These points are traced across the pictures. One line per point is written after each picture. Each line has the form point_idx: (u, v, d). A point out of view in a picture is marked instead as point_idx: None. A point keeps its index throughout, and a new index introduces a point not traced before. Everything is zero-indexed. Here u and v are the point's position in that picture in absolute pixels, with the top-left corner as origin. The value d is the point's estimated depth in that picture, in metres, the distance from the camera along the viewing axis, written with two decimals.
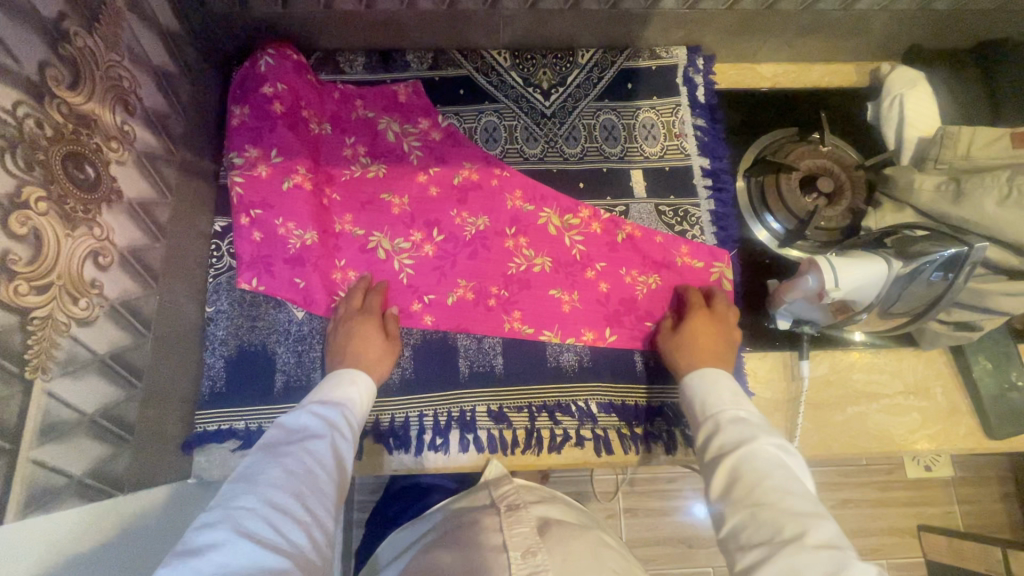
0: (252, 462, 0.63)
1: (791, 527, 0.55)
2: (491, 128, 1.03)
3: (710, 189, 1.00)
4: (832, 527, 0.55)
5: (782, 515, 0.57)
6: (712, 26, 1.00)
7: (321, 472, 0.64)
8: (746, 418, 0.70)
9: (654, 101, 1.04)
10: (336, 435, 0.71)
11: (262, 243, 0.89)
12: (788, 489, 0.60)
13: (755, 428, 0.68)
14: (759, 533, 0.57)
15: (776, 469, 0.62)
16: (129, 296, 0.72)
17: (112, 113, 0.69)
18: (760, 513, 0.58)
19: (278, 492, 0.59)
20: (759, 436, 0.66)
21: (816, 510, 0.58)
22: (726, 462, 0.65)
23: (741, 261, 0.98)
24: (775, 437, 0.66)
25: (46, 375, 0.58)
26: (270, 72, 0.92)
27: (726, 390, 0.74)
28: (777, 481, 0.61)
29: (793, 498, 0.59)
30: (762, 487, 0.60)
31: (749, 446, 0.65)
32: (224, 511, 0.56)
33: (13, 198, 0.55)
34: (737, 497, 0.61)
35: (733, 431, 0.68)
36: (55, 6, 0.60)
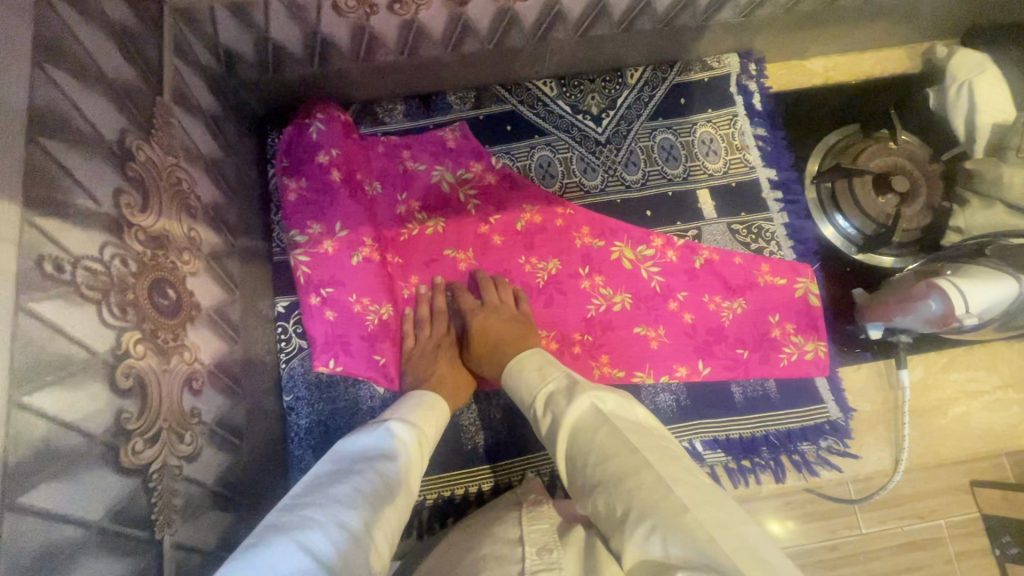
0: (325, 471, 0.55)
1: (618, 501, 0.48)
2: (546, 163, 0.97)
3: (781, 202, 0.97)
4: (642, 464, 0.49)
5: (610, 491, 0.49)
6: (765, 29, 0.95)
7: (389, 490, 0.54)
8: (555, 394, 0.62)
9: (710, 113, 0.99)
10: (410, 463, 0.60)
11: (335, 323, 0.85)
12: (605, 454, 0.52)
13: (562, 399, 0.60)
14: (601, 513, 0.49)
15: (589, 431, 0.55)
16: (221, 411, 0.67)
17: (179, 223, 0.63)
18: (598, 496, 0.50)
19: (346, 503, 0.50)
20: (561, 412, 0.58)
21: (625, 450, 0.51)
22: (559, 451, 0.57)
23: (825, 274, 0.95)
24: (573, 400, 0.59)
25: (172, 527, 0.54)
26: (321, 138, 0.87)
27: (531, 370, 0.67)
28: (596, 441, 0.53)
29: (610, 461, 0.51)
30: (588, 460, 0.53)
31: (565, 423, 0.57)
32: (292, 514, 0.48)
33: (115, 352, 0.49)
34: (580, 485, 0.53)
35: (550, 411, 0.60)
36: (115, 123, 0.54)
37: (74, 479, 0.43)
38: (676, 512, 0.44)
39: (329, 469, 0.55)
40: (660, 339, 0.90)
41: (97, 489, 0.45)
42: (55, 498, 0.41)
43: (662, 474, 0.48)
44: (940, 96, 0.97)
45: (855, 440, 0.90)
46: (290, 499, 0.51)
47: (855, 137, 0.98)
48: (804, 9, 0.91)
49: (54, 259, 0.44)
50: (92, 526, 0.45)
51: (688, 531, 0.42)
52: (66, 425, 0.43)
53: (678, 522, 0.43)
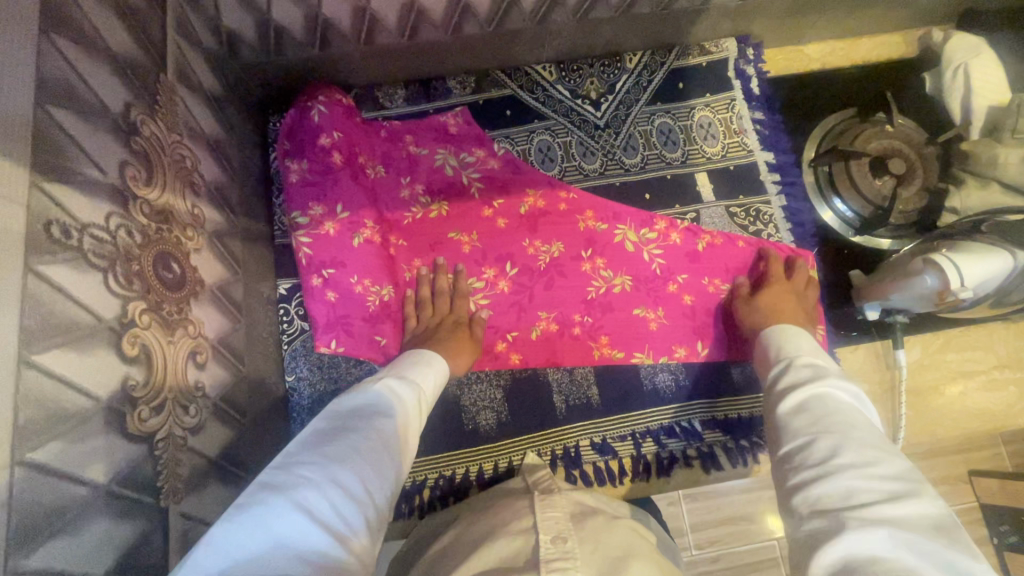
0: (321, 426, 0.55)
1: (854, 451, 0.47)
2: (545, 148, 0.98)
3: (780, 184, 0.97)
4: (904, 469, 0.45)
5: (848, 442, 0.48)
6: (762, 13, 0.96)
7: (388, 446, 0.55)
8: (822, 367, 0.60)
9: (708, 98, 1.00)
10: (404, 420, 0.60)
11: (337, 304, 0.85)
12: (855, 421, 0.51)
13: (830, 372, 0.59)
14: (815, 452, 0.48)
15: (841, 407, 0.53)
16: (225, 387, 0.68)
17: (183, 199, 0.64)
18: (821, 439, 0.49)
19: (344, 463, 0.50)
20: (833, 379, 0.57)
21: (893, 453, 0.47)
22: (788, 397, 0.57)
23: (821, 255, 0.96)
24: (848, 384, 0.56)
25: (177, 496, 0.54)
26: (323, 120, 0.88)
27: (804, 340, 0.66)
28: (844, 415, 0.51)
29: (860, 429, 0.50)
30: (827, 417, 0.51)
31: (822, 383, 0.56)
32: (287, 471, 0.48)
33: (121, 320, 0.50)
34: (796, 426, 0.53)
35: (805, 372, 0.60)
36: (120, 97, 0.55)
37: (83, 440, 0.44)
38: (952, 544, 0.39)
39: (324, 426, 0.55)
40: (659, 321, 0.90)
41: (106, 451, 0.46)
42: (64, 457, 0.42)
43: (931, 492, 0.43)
44: (937, 81, 0.99)
45: None
46: (284, 455, 0.51)
47: (851, 121, 0.99)
48: None
49: (62, 225, 0.44)
50: (100, 488, 0.45)
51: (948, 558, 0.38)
52: (73, 388, 0.43)
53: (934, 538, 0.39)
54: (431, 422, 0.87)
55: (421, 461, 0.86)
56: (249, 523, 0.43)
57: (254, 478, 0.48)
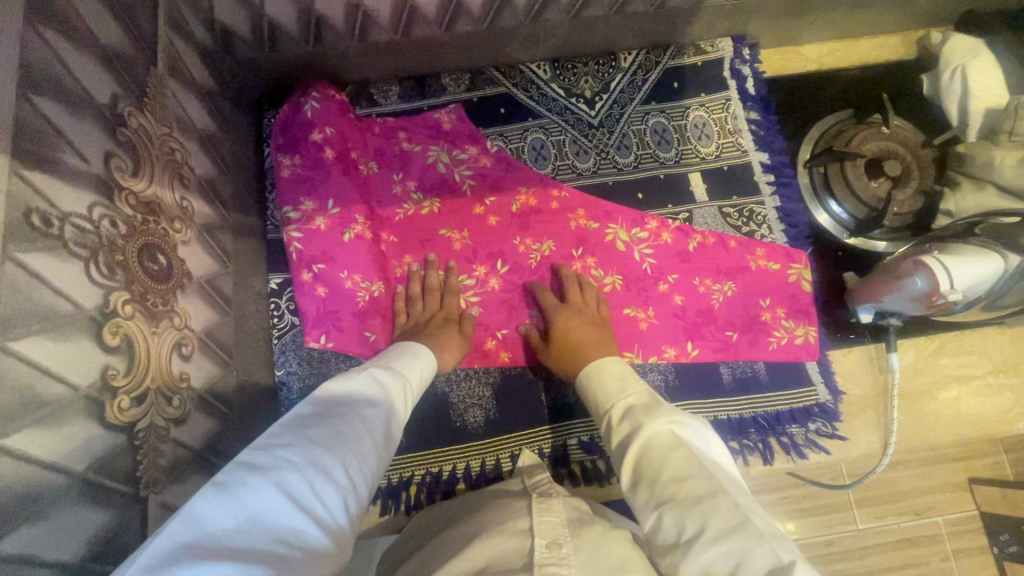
0: (305, 409, 0.54)
1: (692, 521, 0.47)
2: (538, 146, 0.98)
3: (774, 185, 0.97)
4: (730, 509, 0.47)
5: (684, 509, 0.48)
6: (758, 13, 0.95)
7: (371, 435, 0.55)
8: (637, 407, 0.61)
9: (703, 97, 0.99)
10: (390, 410, 0.60)
11: (327, 299, 0.86)
12: (682, 473, 0.51)
13: (643, 414, 0.59)
14: (664, 531, 0.49)
15: (667, 452, 0.53)
16: (211, 380, 0.68)
17: (171, 191, 0.65)
18: (664, 513, 0.49)
19: (328, 447, 0.50)
20: (646, 422, 0.57)
21: (715, 491, 0.49)
22: (625, 462, 0.56)
23: (815, 256, 0.95)
24: (660, 416, 0.57)
25: (157, 487, 0.55)
26: (316, 116, 0.88)
27: (612, 379, 0.66)
28: (671, 467, 0.52)
29: (687, 481, 0.50)
30: (658, 480, 0.51)
31: (642, 434, 0.56)
32: (269, 452, 0.48)
33: (103, 309, 0.50)
34: (642, 499, 0.52)
35: (623, 427, 0.59)
36: (108, 89, 0.56)
37: (62, 427, 0.44)
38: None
39: (309, 409, 0.55)
40: (649, 321, 0.90)
41: (85, 439, 0.46)
42: (40, 444, 0.42)
43: (754, 529, 0.45)
44: (935, 82, 0.98)
45: (844, 424, 0.90)
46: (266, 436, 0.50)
47: (847, 122, 0.98)
48: None
49: (43, 213, 0.45)
50: (75, 476, 0.45)
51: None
52: (52, 374, 0.44)
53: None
54: (420, 419, 0.87)
55: (409, 457, 0.86)
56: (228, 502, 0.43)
57: (234, 457, 0.47)
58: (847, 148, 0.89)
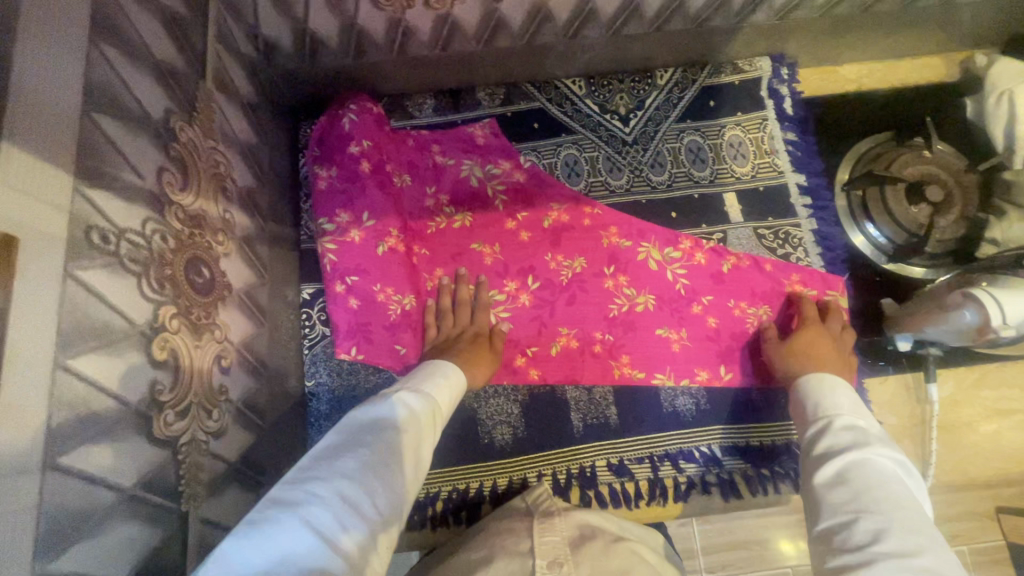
0: (333, 440, 0.57)
1: (893, 538, 0.48)
2: (571, 162, 0.97)
3: (810, 208, 0.95)
4: (946, 562, 0.46)
5: (889, 527, 0.48)
6: (798, 33, 0.94)
7: (398, 461, 0.56)
8: (865, 429, 0.61)
9: (739, 116, 0.98)
10: (418, 432, 0.61)
11: (359, 311, 0.86)
12: (901, 503, 0.51)
13: (872, 438, 0.59)
14: (855, 533, 0.50)
15: (888, 480, 0.53)
16: (247, 391, 0.69)
17: (215, 204, 0.65)
18: (861, 519, 0.50)
19: (352, 479, 0.51)
20: (876, 445, 0.57)
21: (937, 542, 0.48)
22: (830, 463, 0.57)
23: (853, 283, 0.93)
24: (891, 450, 0.57)
25: (197, 500, 0.55)
26: (353, 128, 0.88)
27: (844, 397, 0.66)
28: (884, 490, 0.52)
29: (904, 511, 0.50)
30: (869, 492, 0.52)
31: (867, 451, 0.57)
32: (297, 487, 0.50)
33: (152, 324, 0.51)
34: (839, 499, 0.53)
35: (845, 437, 0.60)
36: (161, 104, 0.56)
37: (112, 443, 0.44)
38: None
39: (336, 440, 0.57)
40: (681, 342, 0.89)
41: (134, 453, 0.47)
42: (93, 461, 0.42)
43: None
44: (979, 106, 0.96)
45: None
46: (296, 470, 0.53)
47: (887, 145, 0.96)
48: (842, 13, 0.91)
49: (101, 230, 0.45)
50: (124, 491, 0.45)
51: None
52: (104, 391, 0.44)
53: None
54: (448, 436, 0.87)
55: (436, 473, 0.86)
56: (259, 539, 0.45)
57: (266, 494, 0.49)
58: (884, 173, 0.88)
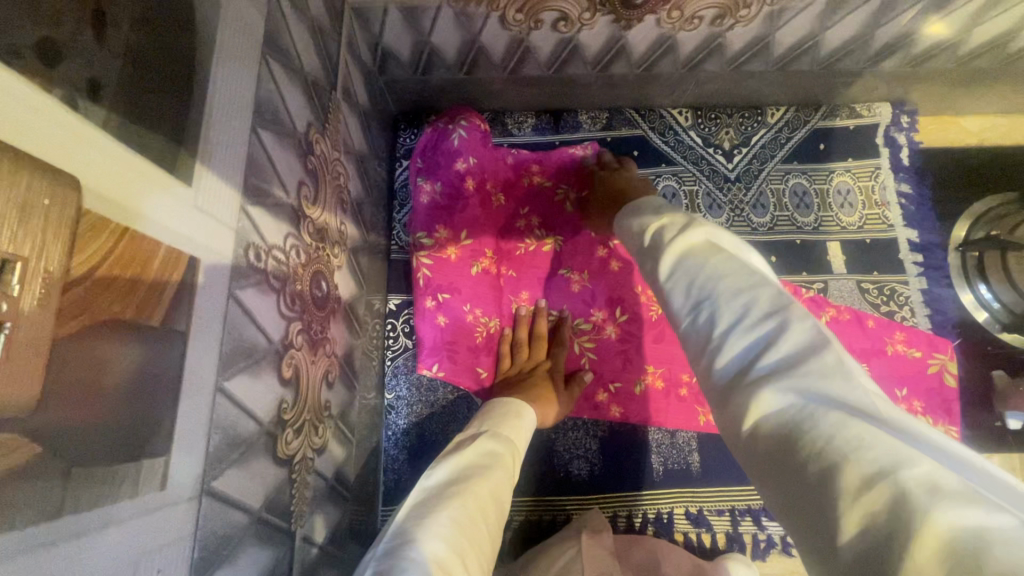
0: (414, 504, 0.55)
1: (727, 311, 0.43)
2: (670, 194, 0.94)
3: (921, 266, 0.90)
4: (775, 304, 0.42)
5: (718, 303, 0.44)
6: (927, 82, 0.89)
7: (483, 514, 0.55)
8: (676, 225, 0.55)
9: (850, 162, 0.94)
10: (497, 486, 0.60)
11: (446, 329, 0.85)
12: (720, 271, 0.46)
13: (673, 231, 0.54)
14: (702, 324, 0.45)
15: (711, 257, 0.48)
16: (342, 405, 0.68)
17: (335, 215, 0.65)
18: (698, 308, 0.46)
19: (440, 540, 0.49)
20: (676, 237, 0.53)
21: (760, 285, 0.44)
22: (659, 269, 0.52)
23: (961, 350, 0.87)
24: (691, 229, 0.52)
25: (302, 519, 0.54)
26: (463, 145, 0.88)
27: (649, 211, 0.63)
28: (710, 268, 0.47)
29: (722, 276, 0.46)
30: (697, 279, 0.47)
31: (675, 249, 0.51)
32: (388, 558, 0.47)
33: (284, 342, 0.50)
34: (675, 298, 0.49)
35: (658, 240, 0.55)
36: (305, 117, 0.56)
37: (250, 468, 0.44)
38: (841, 372, 0.36)
39: (418, 503, 0.55)
40: None
41: (262, 476, 0.46)
42: (236, 486, 0.42)
43: (804, 324, 0.40)
44: None
45: None
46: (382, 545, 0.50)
47: (1012, 208, 0.91)
48: (980, 65, 0.86)
49: (256, 249, 0.45)
50: (254, 516, 0.44)
51: (838, 395, 0.35)
52: (248, 413, 0.43)
53: (827, 377, 0.36)
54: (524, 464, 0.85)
55: None
56: None
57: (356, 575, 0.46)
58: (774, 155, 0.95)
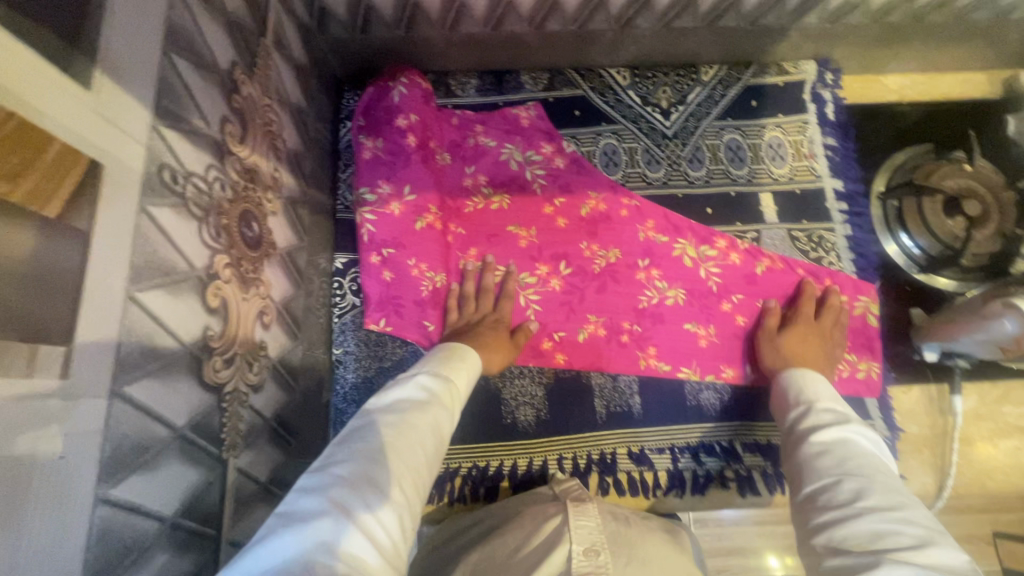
0: (355, 425, 0.57)
1: (881, 498, 0.49)
2: (610, 151, 0.97)
3: (846, 213, 0.95)
4: (928, 521, 0.48)
5: (875, 486, 0.51)
6: (848, 39, 0.95)
7: (416, 439, 0.56)
8: (842, 412, 0.62)
9: (780, 118, 0.98)
10: (438, 414, 0.61)
11: (392, 284, 0.87)
12: (882, 470, 0.53)
13: (856, 419, 0.60)
14: (843, 493, 0.51)
15: (868, 458, 0.55)
16: (282, 349, 0.69)
17: (267, 160, 0.65)
18: (845, 480, 0.52)
19: (373, 461, 0.51)
20: (855, 424, 0.59)
21: (912, 504, 0.50)
22: (817, 436, 0.59)
23: (883, 291, 0.93)
24: (870, 431, 0.59)
25: (235, 451, 0.55)
26: (403, 102, 0.89)
27: (823, 384, 0.67)
28: (869, 462, 0.54)
29: (883, 478, 0.52)
30: (849, 460, 0.54)
31: (845, 428, 0.58)
32: (321, 472, 0.50)
33: (208, 271, 0.50)
34: (824, 466, 0.55)
35: (826, 416, 0.61)
36: (228, 56, 0.57)
37: (169, 382, 0.44)
38: None
39: (358, 425, 0.57)
40: (709, 339, 0.89)
41: (189, 396, 0.47)
42: (153, 396, 0.42)
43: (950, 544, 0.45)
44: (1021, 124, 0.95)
45: (899, 461, 0.88)
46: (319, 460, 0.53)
47: (927, 157, 0.96)
48: (893, 21, 0.92)
49: (172, 170, 0.45)
50: (178, 432, 0.45)
51: None
52: (165, 328, 0.44)
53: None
54: (473, 412, 0.87)
55: (453, 450, 0.86)
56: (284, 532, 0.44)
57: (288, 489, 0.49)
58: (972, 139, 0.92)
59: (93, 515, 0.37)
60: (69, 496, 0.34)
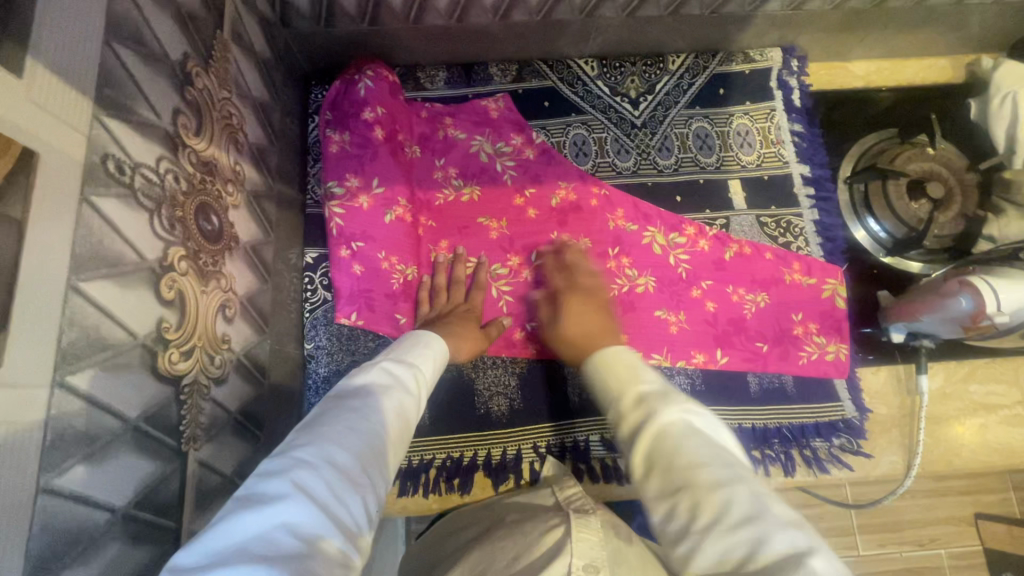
0: (319, 409, 0.56)
1: (710, 508, 0.43)
2: (580, 141, 0.98)
3: (814, 198, 0.96)
4: (754, 498, 0.43)
5: (699, 496, 0.44)
6: (811, 26, 0.96)
7: (384, 427, 0.56)
8: (652, 393, 0.53)
9: (748, 106, 0.99)
10: (404, 400, 0.62)
11: (362, 277, 0.86)
12: (700, 460, 0.46)
13: (659, 399, 0.52)
14: (680, 519, 0.44)
15: (687, 439, 0.48)
16: (247, 343, 0.69)
17: (226, 153, 0.65)
18: (679, 501, 0.45)
19: (340, 445, 0.51)
20: (661, 408, 0.50)
21: (737, 480, 0.44)
22: (631, 445, 0.50)
23: (850, 274, 0.95)
24: (676, 403, 0.51)
25: (196, 444, 0.55)
26: (369, 95, 0.89)
27: (625, 360, 0.58)
28: (685, 453, 0.47)
29: (706, 469, 0.45)
30: (673, 464, 0.46)
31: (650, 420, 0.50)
32: (285, 455, 0.49)
33: (162, 262, 0.50)
34: (654, 485, 0.47)
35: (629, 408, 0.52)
36: (179, 47, 0.56)
37: (119, 372, 0.44)
38: None
39: (322, 409, 0.56)
40: (680, 325, 0.90)
41: (143, 386, 0.47)
42: (100, 387, 0.42)
43: (783, 523, 0.41)
44: (983, 108, 0.97)
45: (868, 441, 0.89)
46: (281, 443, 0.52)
47: (892, 141, 0.97)
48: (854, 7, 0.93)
49: (118, 160, 0.45)
50: (129, 423, 0.45)
51: None
52: (113, 319, 0.44)
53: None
54: (446, 403, 0.87)
55: (427, 441, 0.86)
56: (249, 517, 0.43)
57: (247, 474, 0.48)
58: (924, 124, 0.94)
59: (36, 501, 0.37)
60: (8, 483, 0.34)
